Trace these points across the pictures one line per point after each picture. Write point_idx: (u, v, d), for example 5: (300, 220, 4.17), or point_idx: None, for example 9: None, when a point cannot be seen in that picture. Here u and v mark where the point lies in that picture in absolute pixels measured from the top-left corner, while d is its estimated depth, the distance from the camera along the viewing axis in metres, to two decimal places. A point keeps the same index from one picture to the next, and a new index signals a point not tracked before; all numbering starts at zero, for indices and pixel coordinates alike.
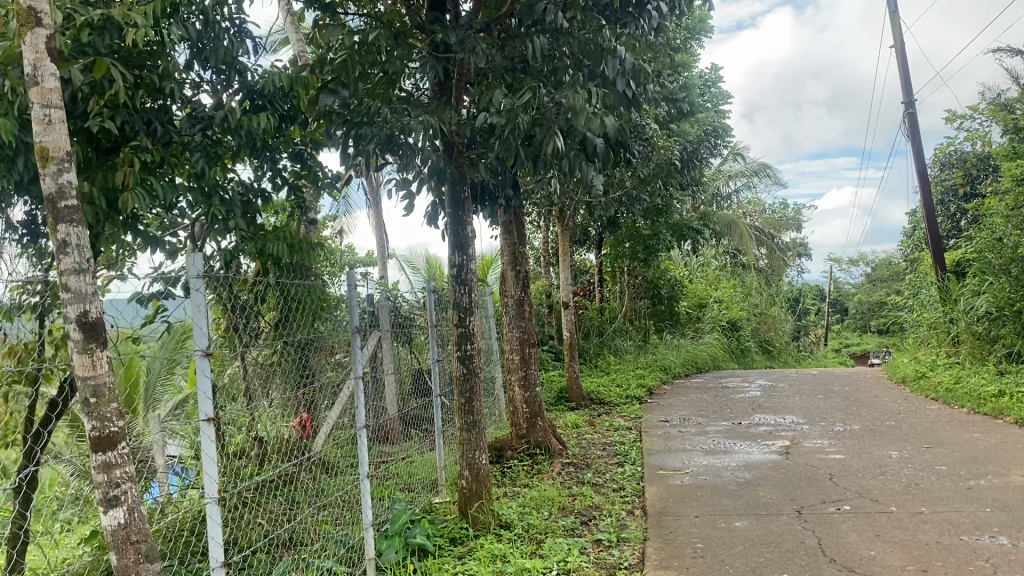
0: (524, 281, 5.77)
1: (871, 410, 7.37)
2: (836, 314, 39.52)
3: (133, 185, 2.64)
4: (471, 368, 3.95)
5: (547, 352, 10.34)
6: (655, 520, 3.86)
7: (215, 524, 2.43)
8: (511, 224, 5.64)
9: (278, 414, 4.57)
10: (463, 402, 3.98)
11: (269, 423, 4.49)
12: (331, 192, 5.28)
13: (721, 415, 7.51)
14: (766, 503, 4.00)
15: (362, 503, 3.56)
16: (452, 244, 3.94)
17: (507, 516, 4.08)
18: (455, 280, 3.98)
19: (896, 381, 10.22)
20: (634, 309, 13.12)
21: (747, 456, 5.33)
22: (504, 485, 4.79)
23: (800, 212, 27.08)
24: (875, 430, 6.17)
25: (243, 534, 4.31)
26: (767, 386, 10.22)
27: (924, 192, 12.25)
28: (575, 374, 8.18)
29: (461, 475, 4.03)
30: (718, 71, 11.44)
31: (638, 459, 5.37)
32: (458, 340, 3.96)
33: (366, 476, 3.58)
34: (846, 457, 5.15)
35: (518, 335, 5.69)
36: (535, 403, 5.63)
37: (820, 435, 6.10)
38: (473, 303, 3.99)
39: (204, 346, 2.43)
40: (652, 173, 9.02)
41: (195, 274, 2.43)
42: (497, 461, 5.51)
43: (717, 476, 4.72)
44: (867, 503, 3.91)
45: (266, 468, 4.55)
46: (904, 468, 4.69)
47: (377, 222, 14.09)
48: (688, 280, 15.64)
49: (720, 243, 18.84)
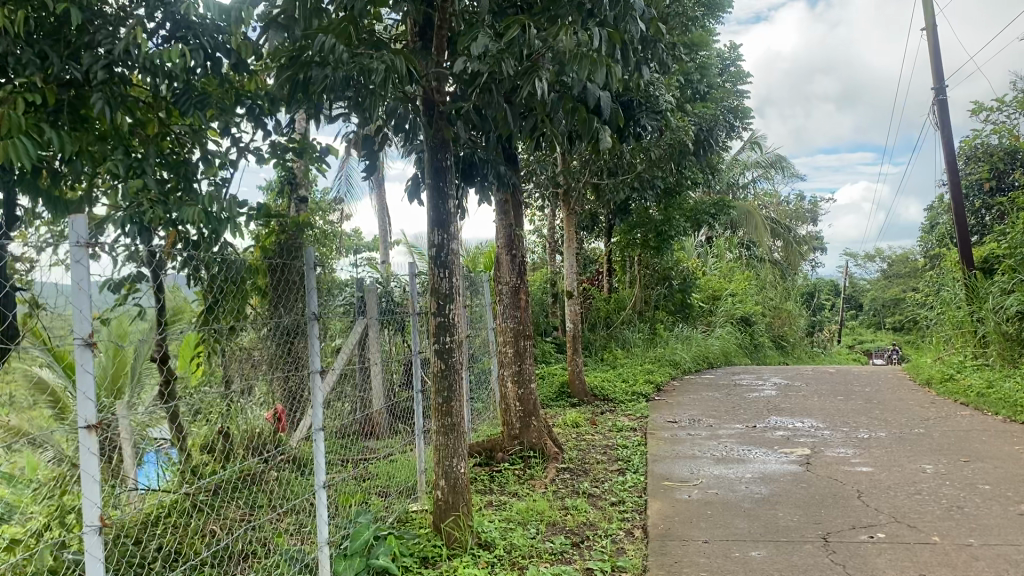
0: (521, 266, 5.20)
1: (896, 415, 6.81)
2: (850, 311, 38.85)
3: (12, 129, 2.15)
4: (451, 363, 3.43)
5: (551, 343, 9.83)
6: (657, 546, 3.34)
7: (96, 560, 1.98)
8: (507, 204, 5.13)
9: (250, 407, 4.10)
10: (440, 403, 3.45)
11: (240, 416, 4.01)
12: (320, 167, 4.78)
13: (734, 416, 6.97)
14: (787, 527, 3.47)
15: (316, 517, 3.09)
16: (432, 220, 3.41)
17: (488, 534, 3.56)
18: (434, 261, 3.44)
19: (918, 383, 9.65)
20: (645, 300, 12.58)
21: (763, 466, 4.79)
22: (489, 493, 4.31)
23: (816, 206, 26.46)
24: (903, 438, 5.62)
25: (194, 540, 3.83)
26: (782, 385, 9.67)
27: (954, 183, 11.61)
28: (578, 368, 7.66)
29: (437, 485, 3.51)
30: (737, 50, 10.87)
31: (641, 467, 4.83)
32: (435, 331, 3.45)
33: (323, 486, 3.15)
34: (874, 470, 4.62)
35: (513, 326, 5.13)
36: (529, 401, 5.12)
37: (842, 442, 5.56)
38: (455, 289, 3.47)
39: (85, 333, 1.92)
40: (665, 155, 8.45)
41: (76, 242, 1.92)
42: (486, 463, 5.01)
43: (730, 490, 4.18)
44: (905, 530, 3.38)
45: (229, 467, 4.07)
46: (943, 486, 4.15)
47: (380, 206, 13.66)
48: (701, 272, 15.08)
49: (734, 235, 18.28)
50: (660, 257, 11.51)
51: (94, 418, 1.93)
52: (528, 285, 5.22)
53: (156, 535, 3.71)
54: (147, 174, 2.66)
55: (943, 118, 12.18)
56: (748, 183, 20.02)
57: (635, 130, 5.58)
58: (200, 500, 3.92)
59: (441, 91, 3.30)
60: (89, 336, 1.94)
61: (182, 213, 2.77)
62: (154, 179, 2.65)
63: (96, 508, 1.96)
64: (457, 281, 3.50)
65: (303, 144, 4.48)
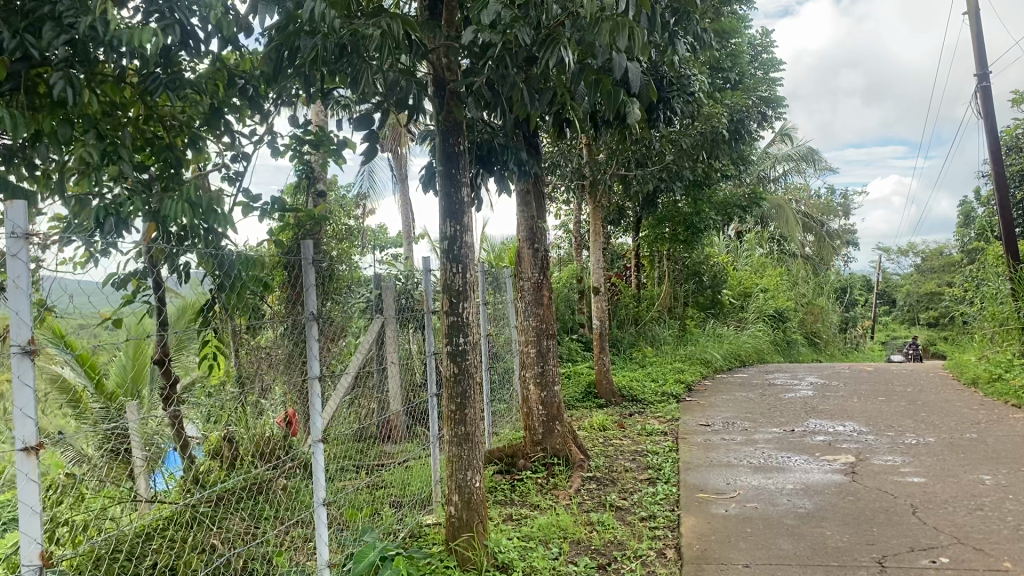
0: (544, 261, 4.89)
1: (943, 418, 6.41)
2: (883, 307, 38.05)
3: None
4: (464, 366, 3.14)
5: (577, 341, 9.53)
6: (693, 570, 3.02)
7: None
8: (529, 195, 4.84)
9: (260, 414, 3.83)
10: (452, 410, 3.16)
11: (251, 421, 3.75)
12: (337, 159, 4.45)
13: (770, 419, 6.60)
14: (837, 549, 3.13)
15: (314, 537, 2.85)
16: (443, 211, 3.12)
17: (505, 555, 3.25)
18: (446, 255, 3.15)
19: (962, 382, 9.19)
20: (673, 296, 12.22)
21: (804, 476, 4.43)
22: (509, 505, 4.05)
23: (848, 199, 25.82)
24: (955, 444, 5.23)
25: (192, 557, 3.60)
26: (818, 385, 9.26)
27: (998, 172, 11.09)
28: (605, 368, 7.35)
29: (450, 501, 3.22)
30: (770, 36, 10.46)
31: (673, 476, 4.51)
32: (447, 332, 3.16)
33: (321, 503, 2.89)
34: (926, 481, 4.25)
35: (535, 325, 4.81)
36: (553, 405, 4.80)
37: (888, 449, 5.18)
38: (470, 285, 3.17)
39: (24, 340, 1.67)
40: (695, 143, 8.09)
41: (12, 231, 1.66)
42: (507, 471, 4.72)
43: (771, 504, 3.84)
44: (971, 554, 3.03)
45: (235, 477, 3.84)
46: (1006, 500, 3.78)
47: (404, 202, 13.42)
48: (732, 267, 14.65)
49: (764, 229, 17.83)
50: (689, 251, 11.13)
51: (32, 439, 1.66)
52: (551, 282, 4.91)
53: (152, 552, 3.51)
54: (123, 159, 2.41)
55: (986, 105, 11.66)
56: (778, 176, 19.53)
57: (664, 113, 5.24)
58: (204, 511, 3.70)
59: (452, 69, 3.00)
60: (29, 343, 1.68)
61: (162, 207, 2.45)
62: (130, 165, 2.40)
63: (37, 542, 1.70)
64: (472, 276, 3.21)
65: (320, 135, 4.19)
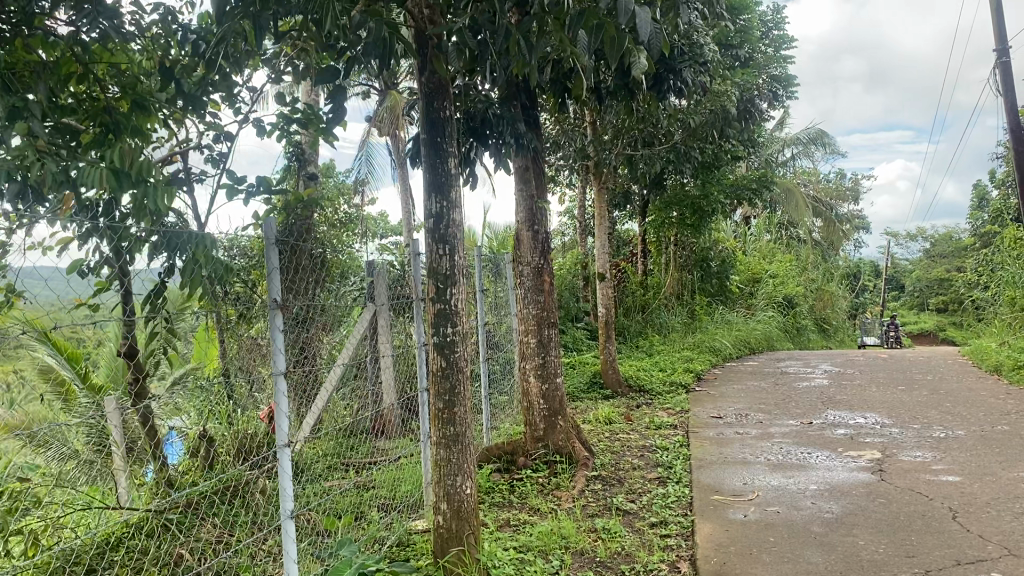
0: (544, 245, 4.52)
1: (970, 409, 6.03)
2: (892, 292, 37.61)
3: None
4: (453, 361, 2.79)
5: (581, 330, 9.18)
6: None
7: None
8: (528, 170, 4.47)
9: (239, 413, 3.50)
10: (441, 408, 2.82)
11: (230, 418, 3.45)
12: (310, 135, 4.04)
13: (786, 410, 6.24)
14: (873, 563, 2.79)
15: (281, 551, 2.55)
16: (428, 185, 2.77)
17: (499, 571, 2.90)
18: (431, 235, 2.79)
19: (983, 369, 8.80)
20: (680, 283, 11.83)
21: (828, 474, 4.07)
22: (508, 508, 3.73)
23: (857, 183, 25.33)
24: (988, 438, 4.86)
25: (159, 565, 3.32)
26: (833, 373, 8.90)
27: (1018, 151, 10.67)
28: (611, 357, 7.00)
29: (438, 510, 2.89)
30: (780, 11, 10.05)
31: (686, 476, 4.16)
32: (433, 321, 2.81)
33: (289, 517, 2.57)
34: (962, 480, 3.90)
35: (535, 313, 4.43)
36: (555, 399, 4.45)
37: (916, 443, 4.82)
38: (458, 269, 2.81)
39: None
40: (704, 120, 7.71)
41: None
42: (506, 470, 4.39)
43: (794, 508, 3.48)
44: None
45: (210, 478, 3.55)
46: None
47: (404, 188, 13.02)
48: (741, 253, 14.25)
49: (773, 213, 17.42)
50: (697, 236, 10.73)
51: None
52: (552, 267, 4.55)
53: (112, 563, 3.24)
54: (33, 118, 2.16)
55: (1005, 81, 11.22)
56: (787, 160, 19.09)
57: (673, 82, 4.90)
58: (170, 520, 3.40)
59: (435, 21, 2.65)
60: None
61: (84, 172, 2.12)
62: (38, 126, 2.14)
63: None
64: (461, 260, 2.85)
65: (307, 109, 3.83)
